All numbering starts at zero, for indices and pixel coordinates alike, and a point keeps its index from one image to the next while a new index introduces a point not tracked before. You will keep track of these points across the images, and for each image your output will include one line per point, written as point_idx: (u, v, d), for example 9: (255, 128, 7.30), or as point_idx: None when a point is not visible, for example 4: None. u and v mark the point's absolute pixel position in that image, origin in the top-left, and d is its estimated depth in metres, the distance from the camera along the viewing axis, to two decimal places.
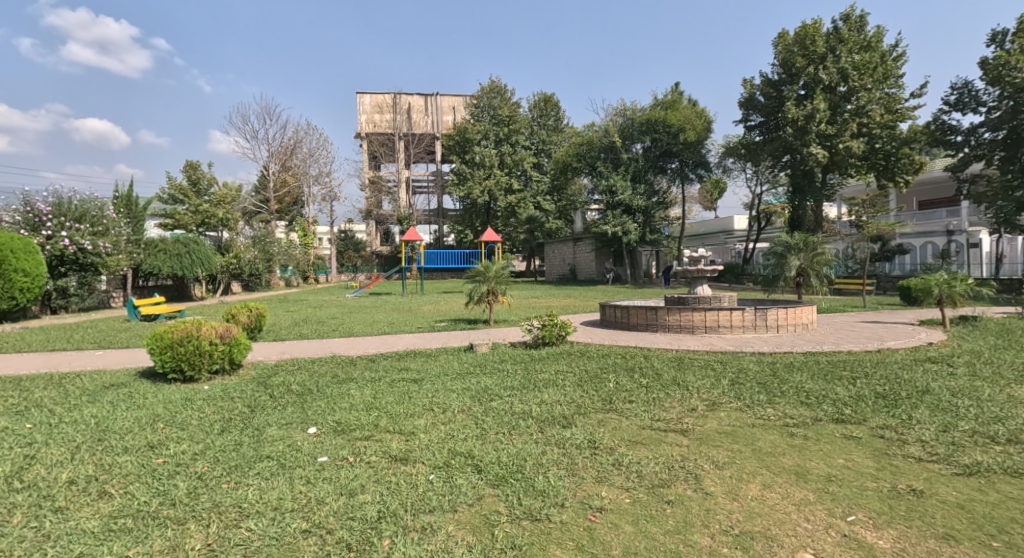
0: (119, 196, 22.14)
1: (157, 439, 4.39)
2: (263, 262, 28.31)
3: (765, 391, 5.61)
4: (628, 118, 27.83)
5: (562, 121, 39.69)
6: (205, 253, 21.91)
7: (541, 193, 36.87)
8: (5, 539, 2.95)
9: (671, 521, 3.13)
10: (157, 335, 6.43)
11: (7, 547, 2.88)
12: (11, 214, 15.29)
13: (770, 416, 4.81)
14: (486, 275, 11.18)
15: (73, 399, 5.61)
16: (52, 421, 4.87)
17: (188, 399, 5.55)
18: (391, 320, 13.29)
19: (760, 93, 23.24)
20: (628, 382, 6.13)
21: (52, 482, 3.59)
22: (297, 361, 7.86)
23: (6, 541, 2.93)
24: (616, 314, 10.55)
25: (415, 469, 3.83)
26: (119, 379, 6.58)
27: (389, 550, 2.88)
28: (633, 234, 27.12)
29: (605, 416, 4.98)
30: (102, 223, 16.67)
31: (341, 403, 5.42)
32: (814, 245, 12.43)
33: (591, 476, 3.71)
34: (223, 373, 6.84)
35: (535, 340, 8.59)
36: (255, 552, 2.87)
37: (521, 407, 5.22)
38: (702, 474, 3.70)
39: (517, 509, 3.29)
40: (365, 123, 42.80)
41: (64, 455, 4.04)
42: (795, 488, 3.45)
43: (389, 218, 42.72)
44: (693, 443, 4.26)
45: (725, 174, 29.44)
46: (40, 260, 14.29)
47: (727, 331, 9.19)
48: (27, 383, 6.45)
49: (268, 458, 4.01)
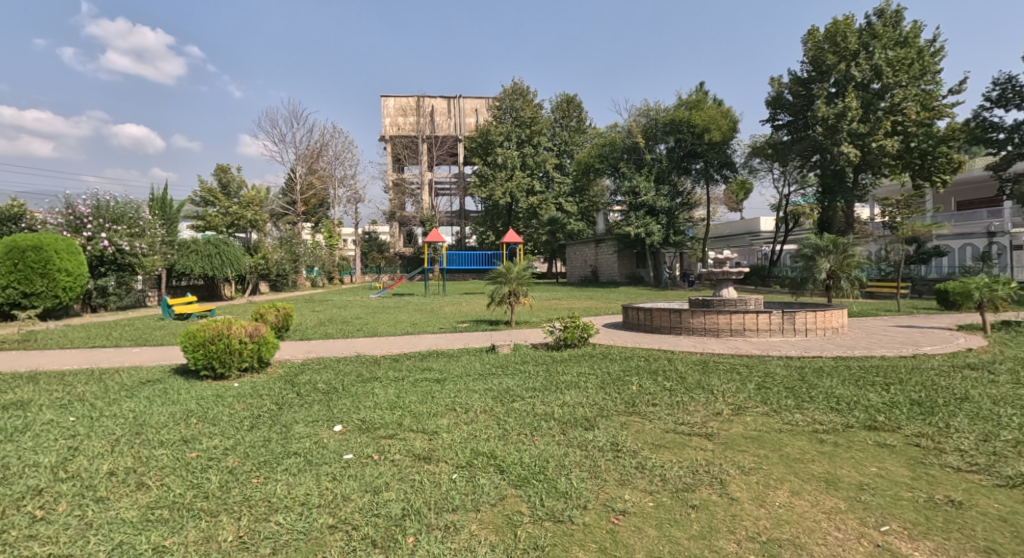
0: (155, 199, 22.87)
1: (191, 433, 4.51)
2: (289, 262, 28.98)
3: (792, 395, 5.52)
4: (652, 119, 27.57)
5: (584, 122, 39.56)
6: (234, 254, 22.39)
7: (563, 195, 36.92)
8: (52, 526, 3.08)
9: (696, 525, 3.10)
10: (190, 333, 6.63)
11: (54, 534, 3.00)
12: (54, 217, 15.88)
13: (798, 421, 4.72)
14: (508, 276, 11.18)
15: (112, 394, 5.82)
16: (94, 414, 5.06)
17: (220, 396, 5.70)
18: (413, 320, 13.42)
19: (788, 91, 22.91)
20: (650, 384, 6.09)
21: (94, 473, 3.73)
22: (323, 361, 7.99)
23: (53, 528, 3.06)
24: (639, 316, 10.47)
25: (438, 468, 3.87)
26: (155, 375, 6.81)
27: (413, 547, 2.92)
28: (657, 235, 26.84)
29: (627, 419, 4.96)
30: (138, 225, 17.27)
31: (366, 402, 5.50)
32: (845, 247, 12.07)
33: (614, 478, 3.70)
34: (253, 371, 6.99)
35: (556, 341, 8.60)
36: (284, 546, 2.92)
37: (544, 408, 5.25)
38: (728, 479, 3.66)
39: (541, 510, 3.30)
40: (389, 126, 43.49)
41: (105, 447, 4.19)
42: (825, 495, 3.39)
43: (412, 219, 43.08)
44: (718, 448, 4.21)
45: (752, 174, 28.99)
46: (82, 260, 14.82)
47: (753, 335, 9.05)
48: (70, 378, 6.71)
49: (295, 454, 4.09)
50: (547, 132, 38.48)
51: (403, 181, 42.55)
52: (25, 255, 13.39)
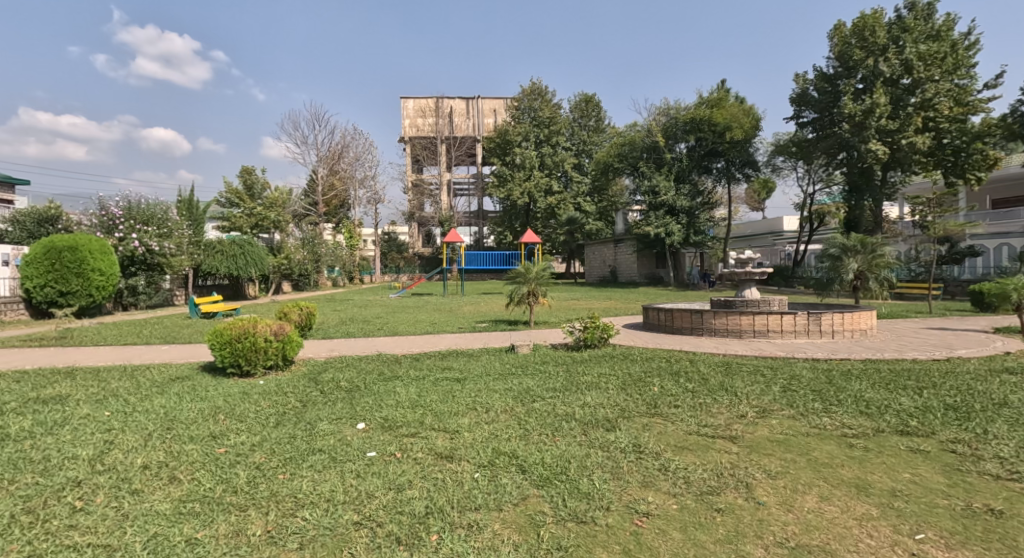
0: (183, 201, 23.42)
1: (219, 429, 4.60)
2: (311, 262, 29.43)
3: (820, 399, 5.40)
4: (673, 118, 27.31)
5: (603, 121, 39.40)
6: (258, 254, 22.80)
7: (582, 194, 36.78)
8: (91, 516, 3.17)
9: (721, 529, 3.06)
10: (217, 331, 6.78)
11: (92, 524, 3.08)
12: (89, 218, 16.37)
13: (826, 425, 4.63)
14: (527, 276, 11.16)
15: (144, 390, 5.97)
16: (128, 409, 5.19)
17: (246, 393, 5.80)
18: (432, 320, 13.46)
19: (813, 87, 22.55)
20: (673, 385, 6.04)
21: (129, 466, 3.82)
22: (345, 359, 8.07)
23: (92, 518, 3.14)
24: (659, 317, 10.37)
25: (460, 467, 3.88)
26: (183, 372, 6.97)
27: (438, 545, 2.94)
28: (677, 235, 26.57)
29: (649, 420, 4.91)
30: (167, 226, 17.70)
31: (388, 400, 5.55)
32: (873, 247, 11.78)
33: (637, 480, 3.66)
34: (277, 368, 7.09)
35: (576, 341, 8.57)
36: (310, 541, 2.95)
37: (564, 408, 5.22)
38: (754, 483, 3.60)
39: (563, 510, 3.28)
40: (408, 127, 43.85)
41: (139, 441, 4.30)
42: (857, 501, 3.30)
43: (431, 220, 43.33)
44: (742, 451, 4.15)
45: (775, 173, 28.51)
46: (114, 260, 15.17)
47: (777, 337, 8.90)
48: (104, 374, 6.90)
49: (320, 451, 4.14)
50: (566, 131, 38.39)
51: (422, 182, 42.85)
52: (62, 255, 13.81)
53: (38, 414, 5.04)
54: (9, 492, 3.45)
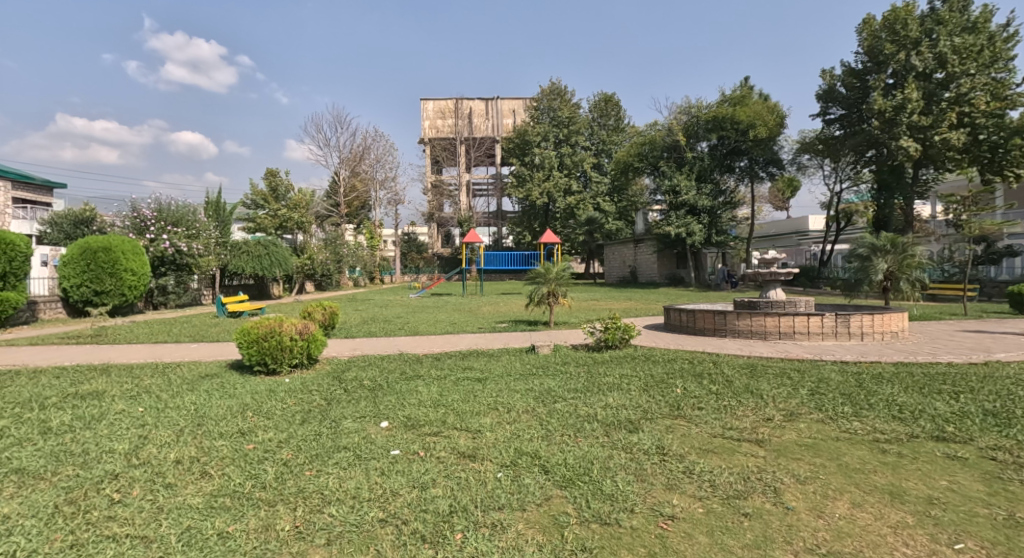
0: (210, 202, 23.96)
1: (248, 426, 4.69)
2: (334, 262, 29.84)
3: (850, 402, 5.27)
4: (694, 116, 26.98)
5: (623, 121, 39.07)
6: (282, 254, 23.19)
7: (601, 194, 36.57)
8: (128, 508, 3.25)
9: (749, 534, 3.01)
10: (245, 329, 6.91)
11: (130, 516, 3.17)
12: (122, 220, 16.85)
13: (856, 430, 4.52)
14: (546, 276, 11.12)
15: (175, 386, 6.11)
16: (160, 406, 5.32)
17: (272, 390, 5.90)
18: (452, 320, 13.52)
19: (841, 83, 22.13)
20: (696, 387, 5.96)
21: (163, 460, 3.92)
22: (368, 358, 8.14)
23: (129, 510, 3.23)
24: (681, 318, 10.27)
25: (483, 467, 3.88)
26: (212, 369, 7.12)
27: (462, 543, 2.95)
28: (699, 235, 26.23)
29: (672, 422, 4.85)
30: (195, 227, 18.12)
31: (410, 399, 5.59)
32: (904, 246, 11.47)
33: (662, 482, 3.63)
34: (302, 367, 7.20)
35: (597, 342, 8.51)
36: (338, 537, 2.98)
37: (586, 409, 5.18)
38: (782, 487, 3.53)
39: (587, 511, 3.27)
40: (428, 129, 44.29)
41: (171, 436, 4.40)
42: (891, 508, 3.22)
43: (450, 220, 43.55)
44: (770, 454, 4.07)
45: (801, 171, 27.98)
46: (145, 260, 15.55)
47: (804, 339, 8.72)
48: (137, 371, 7.09)
49: (345, 449, 4.18)
50: (585, 131, 38.19)
51: (442, 183, 43.13)
52: (97, 255, 14.21)
53: (77, 409, 5.20)
54: (51, 484, 3.57)
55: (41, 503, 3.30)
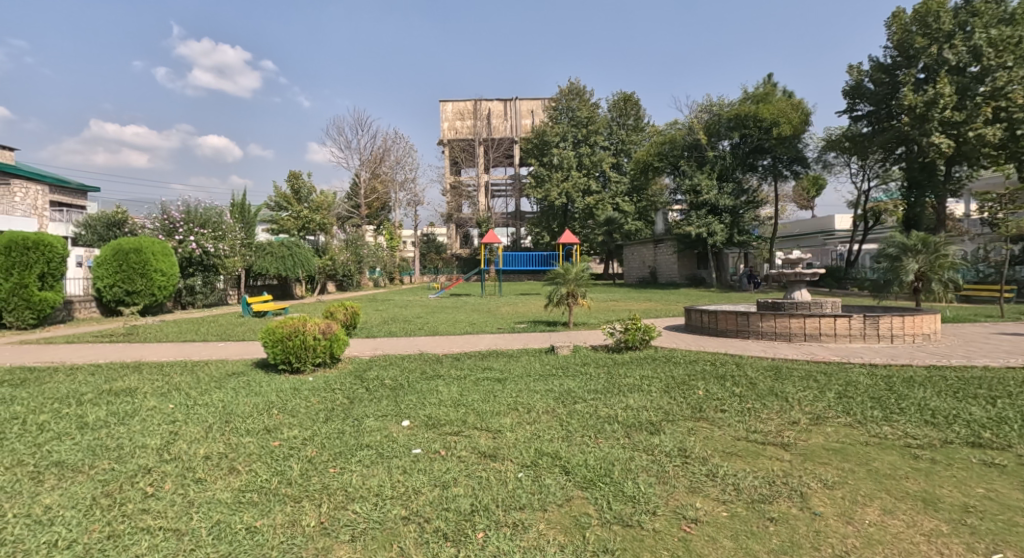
0: (236, 205, 24.44)
1: (273, 423, 4.76)
2: (354, 263, 30.17)
3: (880, 406, 5.14)
4: (715, 115, 26.69)
5: (642, 120, 38.67)
6: (305, 255, 23.54)
7: (620, 194, 36.33)
8: (161, 501, 3.34)
9: (775, 539, 2.96)
10: (270, 329, 7.02)
11: (163, 509, 3.24)
12: (152, 222, 17.30)
13: (886, 434, 4.42)
14: (565, 277, 11.08)
15: (204, 384, 6.25)
16: (189, 402, 5.45)
17: (297, 388, 6.00)
18: (471, 320, 13.57)
19: (869, 79, 21.69)
20: (718, 389, 5.88)
21: (192, 456, 4.01)
22: (389, 358, 8.22)
23: (162, 503, 3.31)
24: (702, 319, 10.14)
25: (503, 467, 3.88)
26: (238, 368, 7.26)
27: (484, 542, 2.95)
28: (720, 235, 25.88)
29: (695, 424, 4.80)
30: (221, 228, 18.47)
31: (430, 399, 5.62)
32: (936, 246, 11.17)
33: (684, 485, 3.59)
34: (326, 366, 7.29)
35: (616, 343, 8.44)
36: (361, 534, 3.01)
37: (606, 411, 5.15)
38: (809, 492, 3.47)
39: (609, 513, 3.24)
40: (447, 130, 44.58)
41: (200, 432, 4.50)
42: (924, 515, 3.13)
43: (469, 221, 43.72)
44: (796, 458, 4.00)
45: (827, 169, 27.44)
46: (174, 261, 15.89)
47: (831, 340, 8.53)
48: (167, 368, 7.27)
49: (368, 447, 4.22)
50: (604, 131, 37.95)
51: (460, 184, 43.36)
52: (128, 257, 14.61)
53: (111, 405, 5.34)
54: (89, 476, 3.67)
55: (81, 495, 3.40)
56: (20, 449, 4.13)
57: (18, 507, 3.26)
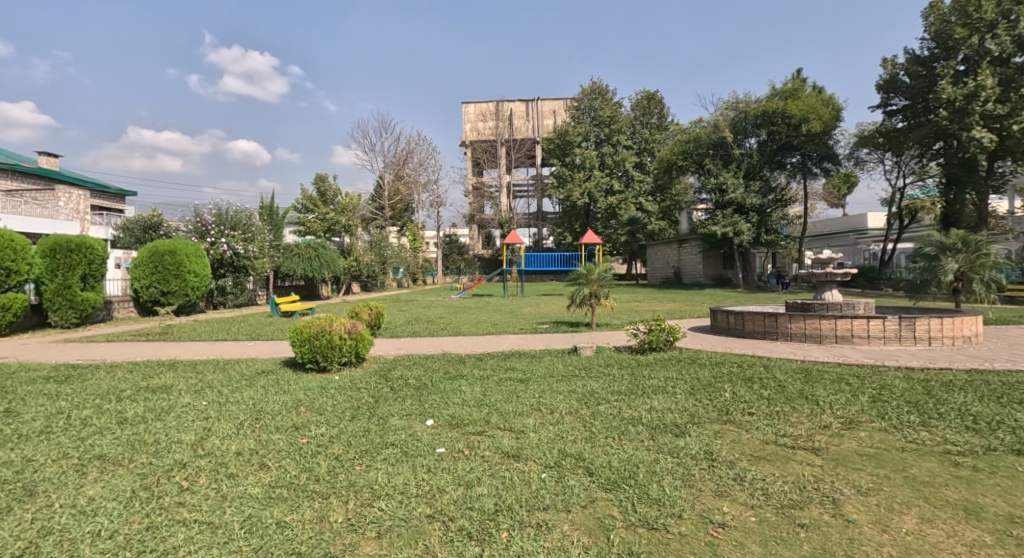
0: (264, 207, 24.95)
1: (301, 421, 4.83)
2: (379, 264, 30.49)
3: (916, 411, 4.98)
4: (742, 112, 26.25)
5: (666, 119, 38.20)
6: (330, 256, 23.89)
7: (644, 194, 35.98)
8: (195, 495, 3.41)
9: (806, 546, 2.88)
10: (298, 329, 7.13)
11: (197, 502, 3.31)
12: (186, 224, 17.78)
13: (924, 440, 4.27)
14: (588, 278, 11.01)
15: (235, 382, 6.39)
16: (221, 400, 5.57)
17: (324, 387, 6.08)
18: (493, 321, 13.59)
19: (905, 72, 21.06)
20: (746, 392, 5.76)
21: (225, 451, 4.09)
22: (413, 357, 8.27)
23: (196, 497, 3.38)
24: (729, 320, 9.97)
25: (527, 467, 3.86)
26: (267, 367, 7.40)
27: (508, 542, 2.95)
28: (746, 235, 25.43)
29: (722, 427, 4.70)
30: (251, 230, 18.87)
31: (454, 399, 5.63)
32: (977, 245, 10.76)
33: (711, 488, 3.52)
34: (352, 365, 7.38)
35: (640, 344, 8.36)
36: (387, 531, 3.03)
37: (630, 412, 5.08)
38: (841, 498, 3.37)
39: (633, 515, 3.20)
40: (469, 132, 44.80)
41: (232, 429, 4.59)
42: (965, 526, 3.02)
43: (491, 222, 43.81)
44: (828, 464, 3.89)
45: (859, 166, 26.72)
46: (207, 263, 16.27)
47: (863, 343, 8.30)
48: (200, 366, 7.46)
49: (393, 445, 4.25)
50: (627, 130, 37.60)
51: (483, 185, 43.55)
52: (164, 258, 15.04)
53: (149, 401, 5.49)
54: (129, 469, 3.78)
55: (121, 487, 3.50)
56: (65, 443, 4.27)
57: (63, 498, 3.37)
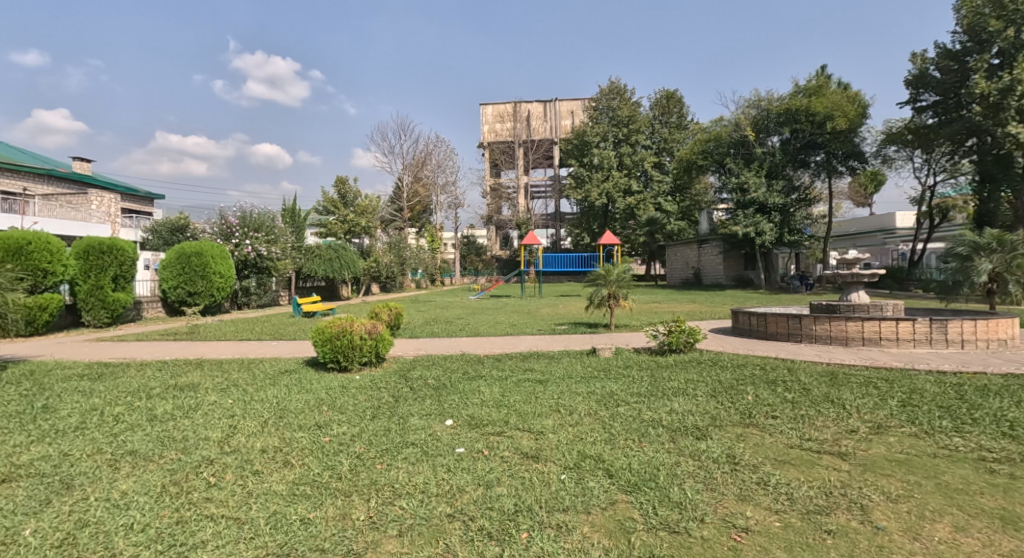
0: (287, 209, 25.34)
1: (324, 419, 4.88)
2: (397, 265, 30.71)
3: (949, 416, 4.83)
4: (764, 110, 25.82)
5: (685, 118, 37.81)
6: (350, 257, 24.14)
7: (663, 194, 35.64)
8: (223, 491, 3.46)
9: (833, 553, 2.82)
10: (319, 329, 7.20)
11: (224, 498, 3.36)
12: (211, 227, 18.14)
13: (957, 446, 4.14)
14: (606, 278, 10.93)
15: (260, 381, 6.49)
16: (246, 398, 5.65)
17: (345, 387, 6.13)
18: (511, 322, 13.59)
19: (935, 67, 20.53)
20: (769, 394, 5.66)
21: (250, 449, 4.14)
22: (432, 358, 8.30)
23: (224, 493, 3.44)
24: (750, 321, 9.83)
25: (546, 468, 3.85)
26: (290, 366, 7.49)
27: (528, 542, 2.93)
28: (769, 234, 25.03)
29: (744, 431, 4.63)
30: (274, 232, 19.17)
31: (473, 399, 5.64)
32: (1012, 245, 10.41)
33: (734, 492, 3.46)
34: (372, 365, 7.43)
35: (660, 345, 8.27)
36: (408, 529, 3.04)
37: (650, 415, 5.03)
38: (870, 505, 3.28)
39: (654, 518, 3.16)
40: (487, 133, 44.95)
41: (257, 426, 4.66)
42: (1002, 536, 2.92)
43: (509, 223, 43.83)
44: (855, 469, 3.79)
45: (887, 164, 26.10)
46: (231, 264, 16.52)
47: (892, 345, 8.10)
48: (225, 365, 7.59)
49: (413, 445, 4.26)
50: (646, 130, 37.24)
51: (501, 186, 43.88)
52: (191, 259, 15.35)
53: (177, 399, 5.60)
54: (159, 465, 3.86)
55: (152, 482, 3.58)
56: (99, 438, 4.37)
57: (98, 492, 3.45)
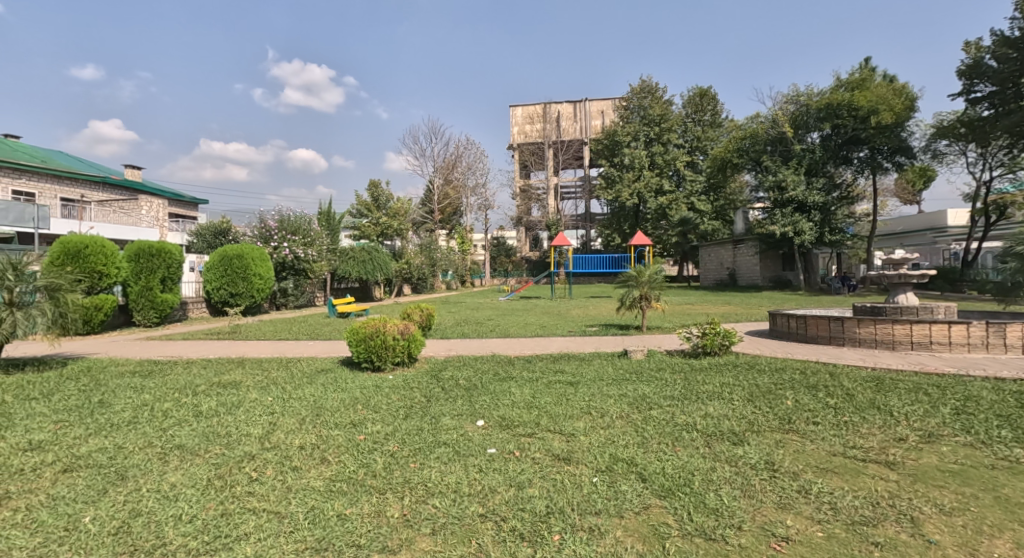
0: (322, 212, 25.91)
1: (359, 418, 4.95)
2: (429, 266, 31.01)
3: (1006, 426, 4.59)
4: (803, 106, 25.09)
5: (719, 115, 37.10)
6: (383, 259, 24.51)
7: (696, 193, 34.98)
8: (264, 485, 3.55)
9: None
10: (354, 329, 7.34)
11: (266, 492, 3.45)
12: (251, 230, 18.71)
13: (1015, 458, 3.93)
14: (638, 279, 10.79)
15: (298, 379, 6.64)
16: (285, 396, 5.79)
17: (378, 386, 6.22)
18: (542, 323, 13.56)
19: (991, 56, 19.62)
20: (809, 399, 5.49)
21: (289, 445, 4.23)
22: (463, 359, 8.35)
23: (265, 487, 3.53)
24: (789, 324, 9.56)
25: (579, 470, 3.82)
26: (326, 365, 7.64)
27: (560, 545, 2.91)
28: (807, 234, 24.32)
29: (784, 437, 4.49)
30: (310, 235, 19.63)
31: (504, 400, 5.65)
32: None
33: (773, 500, 3.36)
34: (405, 365, 7.53)
35: (694, 347, 8.12)
36: (442, 528, 3.06)
37: (684, 418, 4.93)
38: (919, 517, 3.14)
39: (690, 525, 3.10)
40: (517, 134, 45.02)
41: (295, 424, 4.76)
42: None
43: (539, 224, 43.76)
44: (904, 480, 3.63)
45: (936, 159, 25.00)
46: (270, 266, 16.94)
47: (942, 350, 7.75)
48: (265, 364, 7.80)
49: (445, 445, 4.29)
50: (678, 129, 36.62)
51: (530, 188, 43.74)
52: (232, 262, 15.86)
53: (221, 396, 5.78)
54: (205, 459, 3.98)
55: (198, 475, 3.69)
56: (149, 432, 4.55)
57: (149, 484, 3.59)
